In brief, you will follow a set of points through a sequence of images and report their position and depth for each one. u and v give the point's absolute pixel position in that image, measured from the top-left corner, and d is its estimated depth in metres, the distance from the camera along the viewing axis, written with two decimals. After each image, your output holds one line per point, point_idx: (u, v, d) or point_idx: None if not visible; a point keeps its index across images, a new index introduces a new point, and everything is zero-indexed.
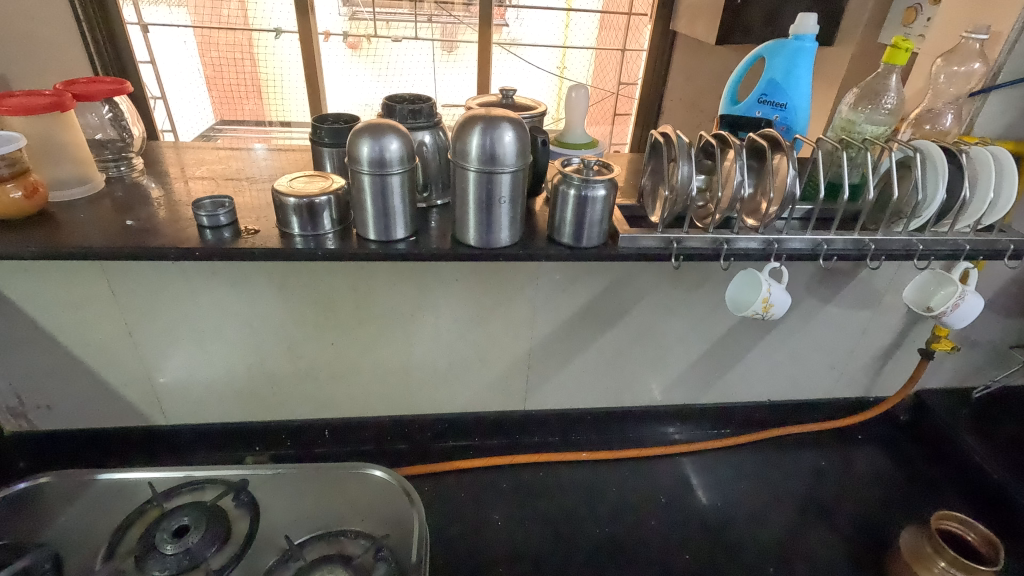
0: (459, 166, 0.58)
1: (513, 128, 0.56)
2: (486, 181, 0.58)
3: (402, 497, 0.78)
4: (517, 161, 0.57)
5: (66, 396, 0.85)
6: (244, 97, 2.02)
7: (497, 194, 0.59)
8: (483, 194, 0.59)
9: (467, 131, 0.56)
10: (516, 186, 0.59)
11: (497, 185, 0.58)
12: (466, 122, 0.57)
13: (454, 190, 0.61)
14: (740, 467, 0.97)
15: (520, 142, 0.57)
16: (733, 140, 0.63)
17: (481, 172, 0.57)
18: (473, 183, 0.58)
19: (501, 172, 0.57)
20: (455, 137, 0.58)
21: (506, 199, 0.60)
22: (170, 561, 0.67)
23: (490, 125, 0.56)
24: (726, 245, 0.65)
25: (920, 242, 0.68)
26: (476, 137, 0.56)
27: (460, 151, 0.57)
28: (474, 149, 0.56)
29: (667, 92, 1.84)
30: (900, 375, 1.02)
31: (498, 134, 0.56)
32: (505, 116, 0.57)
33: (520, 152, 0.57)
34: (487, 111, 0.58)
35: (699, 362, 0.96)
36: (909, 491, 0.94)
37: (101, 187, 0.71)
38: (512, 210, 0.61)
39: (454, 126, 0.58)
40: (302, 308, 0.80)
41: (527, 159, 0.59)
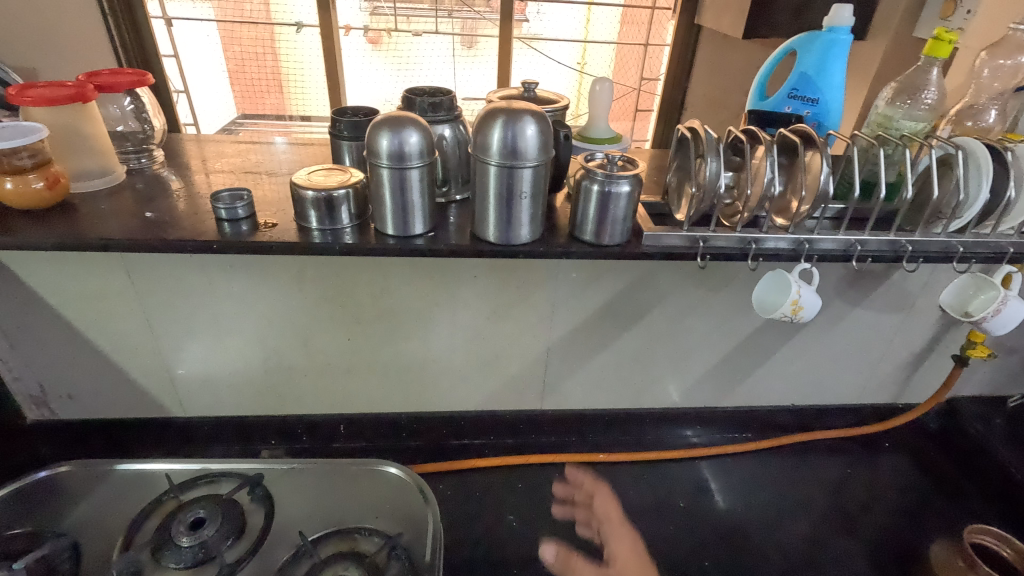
0: (480, 160, 0.57)
1: (536, 121, 0.55)
2: (507, 176, 0.56)
3: (417, 494, 0.78)
4: (539, 156, 0.56)
5: (86, 386, 0.85)
6: (265, 91, 2.03)
7: (518, 189, 0.57)
8: (504, 190, 0.57)
9: (488, 124, 0.55)
10: (537, 181, 0.58)
11: (518, 180, 0.57)
12: (488, 116, 0.55)
13: (474, 185, 0.60)
14: (762, 472, 0.95)
15: (543, 136, 0.55)
16: (763, 135, 0.61)
17: (502, 167, 0.56)
18: (494, 178, 0.57)
19: (522, 167, 0.56)
20: (476, 130, 0.56)
21: (527, 195, 0.58)
22: (186, 554, 0.67)
23: (512, 119, 0.54)
24: (754, 244, 0.63)
25: (960, 244, 0.65)
26: (497, 131, 0.54)
27: (481, 146, 0.56)
28: (496, 143, 0.55)
29: (691, 87, 1.79)
30: (931, 381, 0.99)
31: (520, 128, 0.54)
32: (527, 109, 0.56)
33: (543, 146, 0.56)
34: (509, 104, 0.56)
35: (721, 364, 0.93)
36: (939, 502, 0.91)
37: (122, 179, 0.71)
38: (533, 205, 0.59)
39: (475, 120, 0.57)
40: (319, 302, 0.80)
41: (549, 153, 0.58)
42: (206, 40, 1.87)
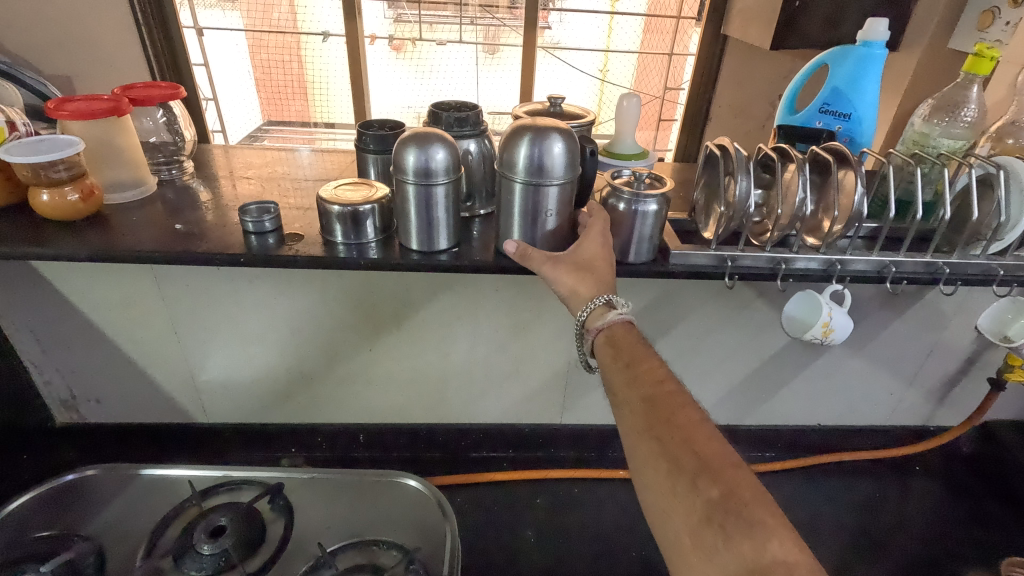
0: (505, 177, 0.57)
1: (563, 138, 0.55)
2: (532, 194, 0.56)
3: (436, 508, 0.77)
4: (566, 174, 0.56)
5: (115, 391, 0.87)
6: (290, 97, 2.07)
7: (544, 207, 0.57)
8: (530, 208, 0.57)
9: (515, 141, 0.55)
10: (564, 199, 0.57)
11: (544, 198, 0.56)
12: (514, 134, 0.55)
13: (498, 201, 0.60)
14: (785, 493, 0.92)
15: (571, 153, 0.55)
16: (795, 153, 0.60)
17: (527, 184, 0.55)
18: (520, 195, 0.57)
19: (548, 184, 0.55)
20: (502, 147, 0.56)
21: (553, 211, 0.58)
22: (207, 561, 0.67)
23: (540, 137, 0.54)
24: (784, 264, 0.62)
25: (1001, 266, 0.63)
26: (524, 149, 0.54)
27: (507, 163, 0.56)
28: (522, 161, 0.54)
29: (717, 97, 1.75)
30: (966, 404, 0.96)
31: (547, 145, 0.54)
32: (555, 125, 0.55)
33: (569, 164, 0.56)
34: (536, 121, 0.56)
35: (747, 382, 0.92)
36: (973, 530, 0.88)
37: (153, 190, 0.72)
38: (560, 222, 0.59)
39: (501, 137, 0.56)
40: (343, 312, 0.80)
41: (577, 170, 0.57)
42: (234, 49, 1.90)
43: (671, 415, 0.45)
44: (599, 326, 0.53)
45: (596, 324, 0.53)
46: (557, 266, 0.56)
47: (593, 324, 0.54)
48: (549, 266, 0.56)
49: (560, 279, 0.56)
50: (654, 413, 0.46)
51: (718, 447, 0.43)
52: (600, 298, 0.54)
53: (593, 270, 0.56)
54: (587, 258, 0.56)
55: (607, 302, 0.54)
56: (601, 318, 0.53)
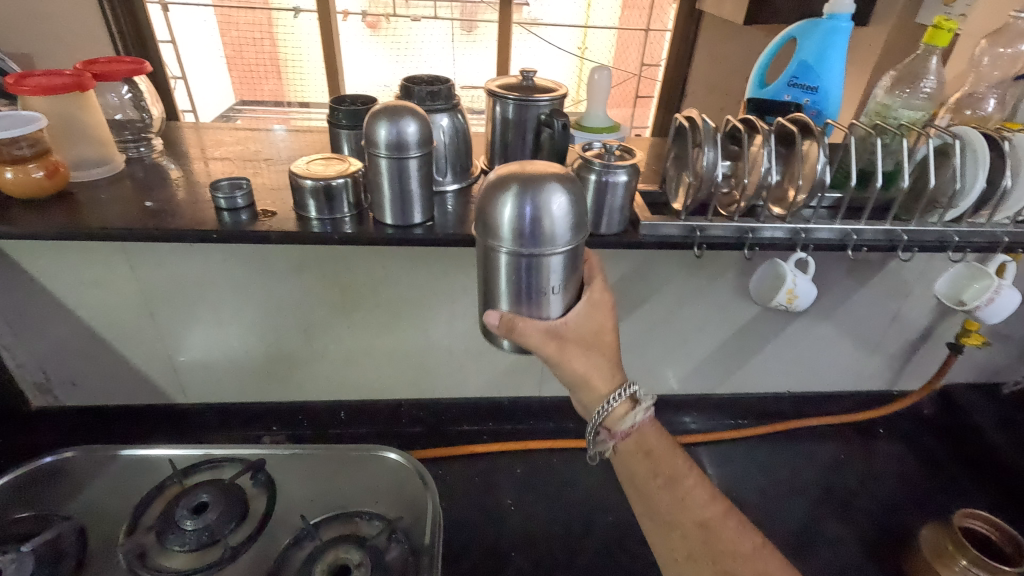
0: (487, 242, 0.45)
1: (560, 193, 0.42)
2: (525, 264, 0.44)
3: (416, 479, 0.79)
4: (570, 238, 0.44)
5: (90, 374, 0.86)
6: (263, 77, 2.01)
7: (542, 279, 0.45)
8: (523, 281, 0.45)
9: (497, 201, 0.42)
10: (567, 268, 0.46)
11: (542, 269, 0.45)
12: (498, 186, 0.42)
13: (484, 270, 0.48)
14: (756, 459, 0.96)
15: (576, 210, 0.43)
16: (761, 124, 0.61)
17: (519, 255, 0.44)
18: (509, 266, 0.45)
19: (547, 253, 0.44)
20: (482, 208, 0.44)
21: (555, 283, 0.46)
22: (190, 537, 0.69)
23: (533, 191, 0.41)
24: (751, 234, 0.64)
25: (955, 233, 0.65)
26: (514, 208, 0.42)
27: (490, 227, 0.43)
28: (510, 225, 0.42)
29: (693, 73, 1.76)
30: (926, 369, 1.00)
31: (540, 206, 0.41)
32: (553, 172, 0.43)
33: (572, 225, 0.43)
34: (527, 166, 0.43)
35: (720, 351, 0.94)
36: (932, 488, 0.92)
37: (121, 168, 0.71)
38: (566, 291, 0.48)
39: (481, 190, 0.44)
40: (321, 291, 0.81)
41: (584, 228, 0.45)
42: (203, 25, 1.84)
43: (729, 544, 0.53)
44: (627, 428, 0.55)
45: (624, 425, 0.54)
46: (564, 347, 0.50)
47: (619, 425, 0.54)
48: (554, 346, 0.50)
49: (570, 360, 0.51)
50: (712, 544, 0.53)
51: (779, 569, 0.52)
52: (628, 390, 0.53)
53: (601, 347, 0.52)
54: (593, 332, 0.52)
55: (633, 399, 0.54)
56: (628, 419, 0.54)
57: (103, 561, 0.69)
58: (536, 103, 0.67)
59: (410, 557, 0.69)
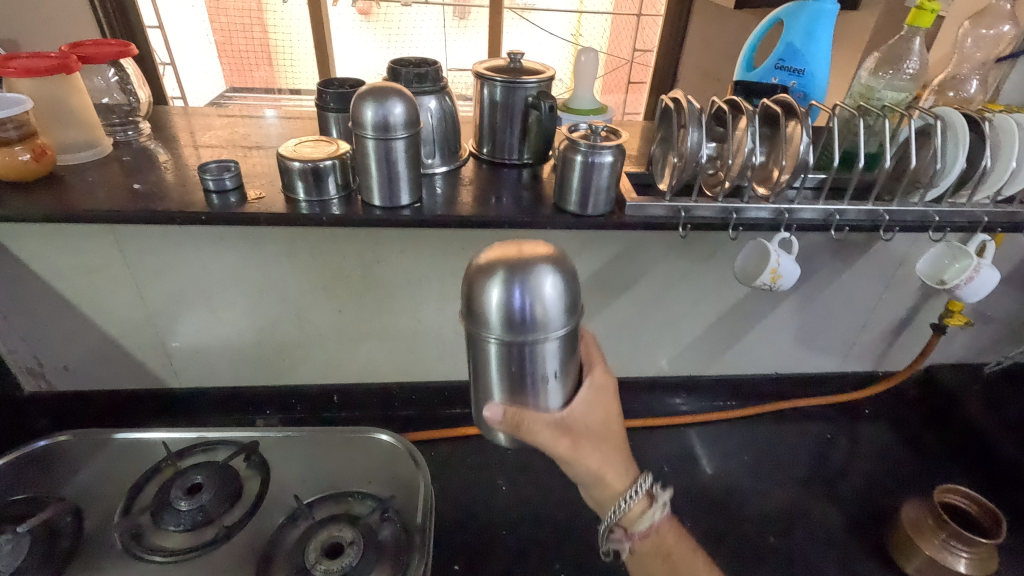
0: (475, 330, 0.41)
1: (550, 275, 0.38)
2: (517, 350, 0.41)
3: (408, 460, 0.81)
4: (564, 321, 0.40)
5: (82, 359, 0.87)
6: (253, 65, 1.98)
7: (538, 364, 0.42)
8: (517, 368, 0.42)
9: (482, 291, 0.39)
10: (564, 350, 0.42)
11: (537, 354, 0.41)
12: (482, 271, 0.38)
13: (475, 360, 0.44)
14: (744, 439, 0.98)
15: (569, 290, 0.39)
16: (745, 105, 0.62)
17: (510, 343, 0.40)
18: (499, 354, 0.41)
19: (540, 339, 0.40)
20: (466, 298, 0.40)
21: (551, 366, 0.43)
22: (184, 517, 0.70)
23: (522, 275, 0.37)
24: (735, 214, 0.64)
25: (936, 213, 0.66)
26: (502, 293, 0.38)
27: (476, 314, 0.40)
28: (497, 311, 0.38)
29: (684, 58, 1.76)
30: (911, 350, 1.01)
31: (530, 289, 0.38)
32: (540, 251, 0.39)
33: (565, 305, 0.40)
34: (514, 246, 0.40)
35: (709, 333, 0.95)
36: (915, 465, 0.95)
37: (108, 151, 0.71)
38: (565, 374, 0.44)
39: (464, 275, 0.40)
40: (311, 274, 0.81)
41: (578, 307, 0.42)
42: (191, 11, 1.82)
43: None
44: (644, 527, 0.52)
45: (640, 525, 0.52)
46: (577, 444, 0.46)
47: (635, 524, 0.52)
48: (567, 444, 0.45)
49: (586, 460, 0.47)
50: None
51: None
52: (644, 482, 0.51)
53: (610, 440, 0.49)
54: (599, 421, 0.48)
55: (652, 497, 0.52)
56: (644, 518, 0.52)
57: (98, 542, 0.69)
58: (523, 86, 0.66)
59: (402, 536, 0.70)
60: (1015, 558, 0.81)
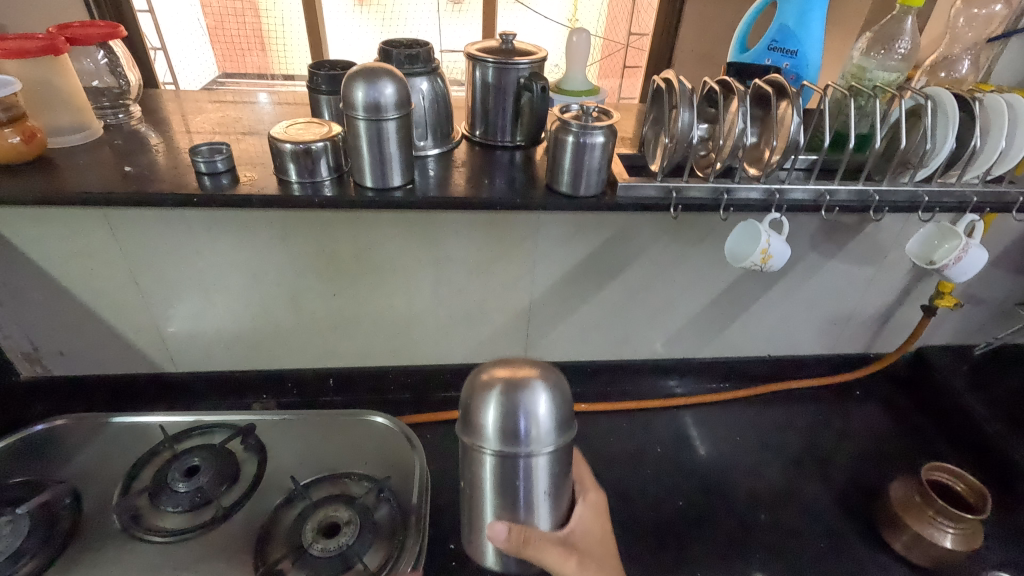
0: (474, 440, 0.50)
1: (543, 390, 0.47)
2: (512, 459, 0.49)
3: (403, 440, 0.82)
4: (552, 435, 0.48)
5: (77, 344, 0.87)
6: (246, 50, 1.92)
7: (531, 473, 0.50)
8: (511, 476, 0.50)
9: (479, 410, 0.48)
10: (555, 464, 0.51)
11: (531, 464, 0.49)
12: (482, 387, 0.48)
13: (476, 478, 0.53)
14: (736, 420, 0.99)
15: (558, 410, 0.48)
16: (737, 86, 0.62)
17: (504, 453, 0.49)
18: (495, 462, 0.50)
19: (531, 449, 0.48)
20: (465, 415, 0.49)
21: (541, 477, 0.51)
22: (183, 498, 0.71)
23: (516, 392, 0.46)
24: (727, 194, 0.65)
25: (925, 194, 0.67)
26: (499, 408, 0.47)
27: (474, 428, 0.49)
28: (495, 423, 0.48)
29: (679, 42, 1.74)
30: (902, 332, 1.02)
31: (523, 403, 0.47)
32: (532, 370, 0.48)
33: (556, 421, 0.48)
34: (510, 366, 0.49)
35: (702, 316, 0.96)
36: (905, 445, 0.96)
37: (99, 135, 0.71)
38: (554, 487, 0.52)
39: (466, 388, 0.49)
40: (305, 258, 0.81)
41: (569, 424, 0.50)
42: None
43: None
44: None
45: None
46: (583, 560, 0.52)
47: None
48: (574, 559, 0.52)
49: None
50: None
51: None
52: None
53: (610, 557, 0.56)
54: (595, 539, 0.56)
55: None
56: None
57: (97, 523, 0.70)
58: (515, 67, 0.66)
59: (398, 517, 0.71)
60: (1000, 534, 0.83)
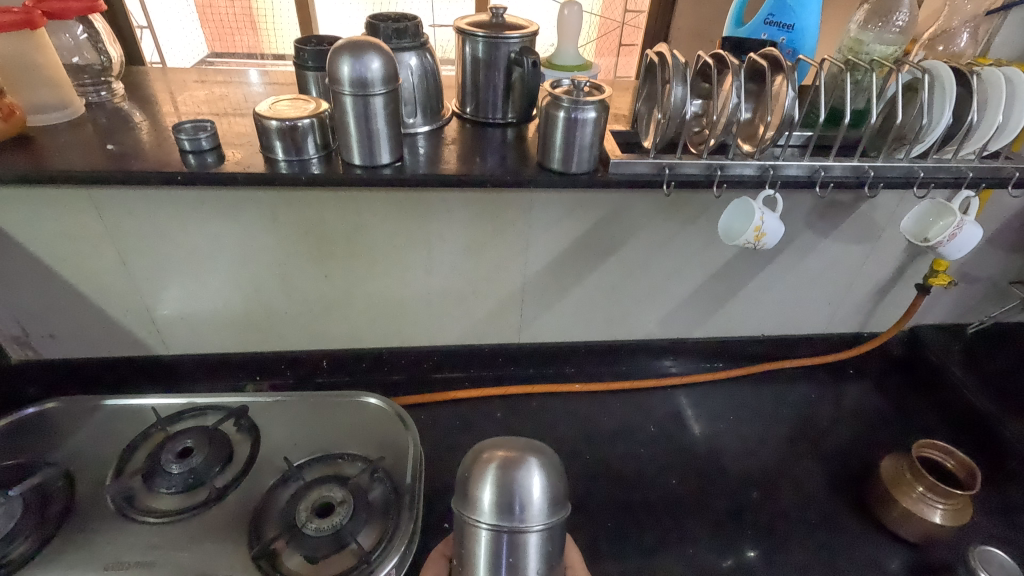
0: (466, 520, 0.49)
1: (538, 469, 0.48)
2: (504, 541, 0.47)
3: (396, 421, 0.83)
4: (548, 517, 0.48)
5: (67, 327, 0.86)
6: (240, 31, 1.86)
7: (522, 558, 0.48)
8: (503, 561, 0.48)
9: (476, 482, 0.48)
10: (546, 548, 0.48)
11: (522, 546, 0.47)
12: (479, 464, 0.48)
13: (463, 560, 0.50)
14: (729, 399, 0.99)
15: (552, 488, 0.48)
16: (731, 59, 0.60)
17: (496, 531, 0.47)
18: (487, 544, 0.48)
19: (525, 530, 0.47)
20: (462, 488, 0.49)
21: (534, 565, 0.48)
22: (176, 480, 0.71)
23: (512, 470, 0.47)
24: (719, 171, 0.64)
25: (921, 169, 0.66)
26: (495, 484, 0.47)
27: (469, 501, 0.48)
28: (490, 501, 0.47)
29: (675, 21, 1.71)
30: (895, 311, 1.02)
31: (517, 478, 0.47)
32: (529, 450, 0.49)
33: (550, 502, 0.48)
34: (510, 444, 0.50)
35: (696, 295, 0.96)
36: (896, 423, 0.97)
37: (81, 113, 0.69)
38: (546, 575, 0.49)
39: (462, 467, 0.50)
40: (294, 239, 0.80)
41: (562, 508, 0.49)
42: None
43: None
44: None
45: None
46: None
47: None
48: None
49: None
50: None
51: None
52: None
53: None
54: None
55: None
56: None
57: (91, 505, 0.70)
58: (506, 41, 0.65)
59: (391, 497, 0.71)
60: (989, 510, 0.84)
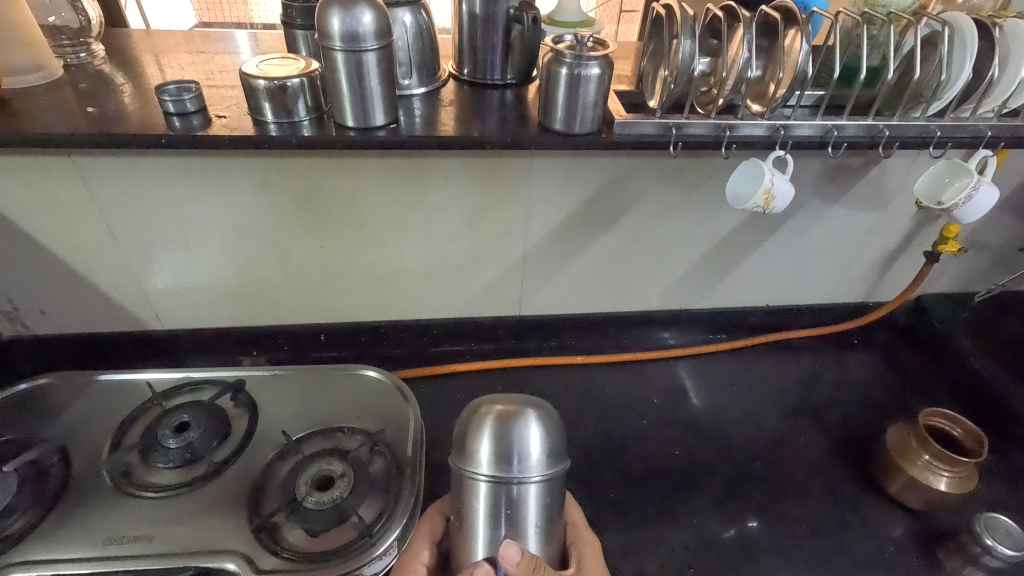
0: (465, 474, 0.47)
1: (537, 420, 0.47)
2: (504, 493, 0.46)
3: (396, 394, 0.82)
4: (547, 468, 0.47)
5: (57, 302, 0.84)
6: None
7: (521, 510, 0.47)
8: (502, 514, 0.47)
9: (474, 435, 0.47)
10: (546, 501, 0.48)
11: (522, 499, 0.46)
12: (476, 417, 0.47)
13: (462, 514, 0.49)
14: (733, 371, 0.98)
15: (551, 440, 0.47)
16: (743, 13, 0.58)
17: (496, 483, 0.46)
18: (486, 497, 0.47)
19: (525, 482, 0.46)
20: (460, 442, 0.48)
21: (534, 518, 0.47)
22: (174, 454, 0.70)
23: (510, 421, 0.46)
24: (729, 131, 0.61)
25: (938, 128, 0.63)
26: (493, 437, 0.46)
27: (467, 454, 0.47)
28: (488, 452, 0.46)
29: None
30: (902, 280, 1.01)
31: (516, 428, 0.46)
32: (527, 402, 0.48)
33: (549, 453, 0.47)
34: (507, 398, 0.48)
35: (700, 265, 0.94)
36: (901, 392, 0.96)
37: (59, 75, 0.66)
38: (546, 528, 0.48)
39: (459, 421, 0.48)
40: (287, 208, 0.78)
41: (562, 461, 0.48)
42: None
43: None
44: None
45: None
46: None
47: None
48: None
49: None
50: None
51: None
52: None
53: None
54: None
55: None
56: None
57: (87, 479, 0.69)
58: None
59: (392, 469, 0.70)
60: (994, 478, 0.83)
